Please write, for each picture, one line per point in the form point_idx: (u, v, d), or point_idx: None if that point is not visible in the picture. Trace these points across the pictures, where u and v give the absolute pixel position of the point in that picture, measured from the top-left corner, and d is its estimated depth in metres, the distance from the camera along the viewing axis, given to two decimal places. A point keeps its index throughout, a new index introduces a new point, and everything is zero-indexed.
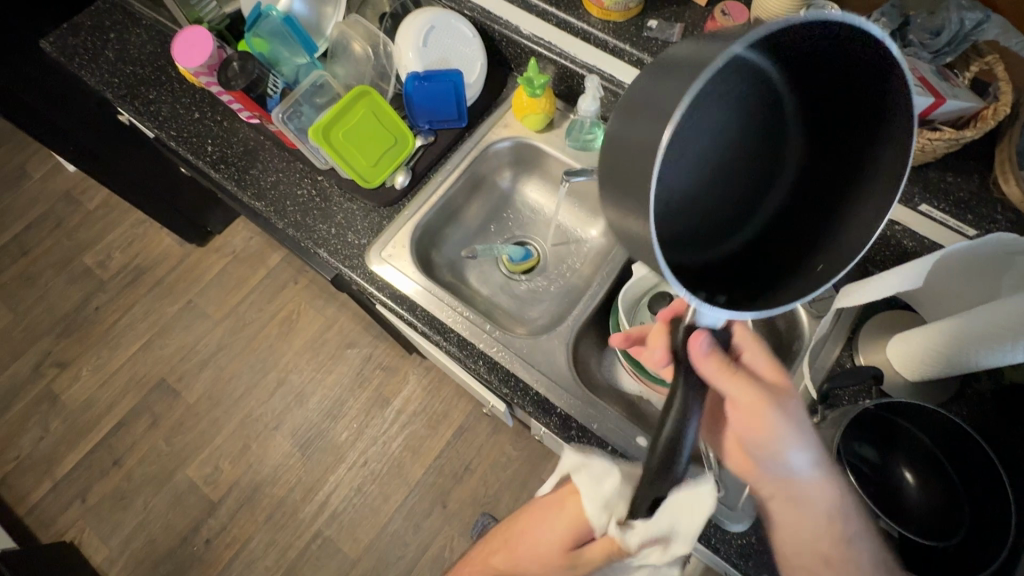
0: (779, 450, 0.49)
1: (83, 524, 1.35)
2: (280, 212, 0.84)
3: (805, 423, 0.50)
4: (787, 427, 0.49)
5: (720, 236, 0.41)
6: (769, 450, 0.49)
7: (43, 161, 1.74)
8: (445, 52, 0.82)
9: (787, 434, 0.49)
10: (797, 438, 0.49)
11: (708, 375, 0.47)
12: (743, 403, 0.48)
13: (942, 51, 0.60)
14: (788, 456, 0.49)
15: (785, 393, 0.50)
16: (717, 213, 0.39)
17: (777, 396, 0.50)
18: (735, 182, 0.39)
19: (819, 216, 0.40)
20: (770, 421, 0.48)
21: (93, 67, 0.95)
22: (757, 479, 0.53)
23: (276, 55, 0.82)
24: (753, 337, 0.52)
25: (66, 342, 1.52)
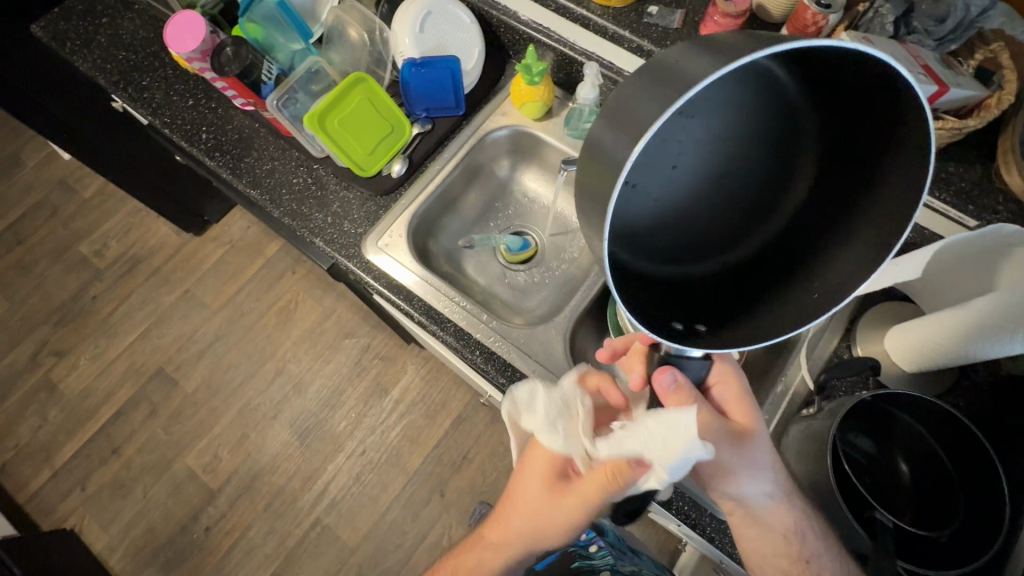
0: (732, 480, 0.53)
1: (83, 512, 1.36)
2: (275, 200, 0.83)
3: (760, 461, 0.53)
4: (739, 464, 0.52)
5: (707, 244, 0.43)
6: (724, 480, 0.53)
7: (38, 148, 1.72)
8: (443, 39, 0.81)
9: (740, 470, 0.52)
10: (752, 473, 0.53)
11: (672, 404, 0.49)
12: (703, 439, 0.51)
13: (946, 39, 0.60)
14: (739, 485, 0.53)
15: (751, 433, 0.53)
16: (706, 220, 0.42)
17: (737, 435, 0.53)
18: (723, 185, 0.41)
19: (825, 223, 0.41)
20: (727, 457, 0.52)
21: (85, 53, 0.94)
22: (713, 500, 0.57)
23: (271, 41, 0.80)
24: (736, 374, 0.55)
25: (63, 331, 1.51)
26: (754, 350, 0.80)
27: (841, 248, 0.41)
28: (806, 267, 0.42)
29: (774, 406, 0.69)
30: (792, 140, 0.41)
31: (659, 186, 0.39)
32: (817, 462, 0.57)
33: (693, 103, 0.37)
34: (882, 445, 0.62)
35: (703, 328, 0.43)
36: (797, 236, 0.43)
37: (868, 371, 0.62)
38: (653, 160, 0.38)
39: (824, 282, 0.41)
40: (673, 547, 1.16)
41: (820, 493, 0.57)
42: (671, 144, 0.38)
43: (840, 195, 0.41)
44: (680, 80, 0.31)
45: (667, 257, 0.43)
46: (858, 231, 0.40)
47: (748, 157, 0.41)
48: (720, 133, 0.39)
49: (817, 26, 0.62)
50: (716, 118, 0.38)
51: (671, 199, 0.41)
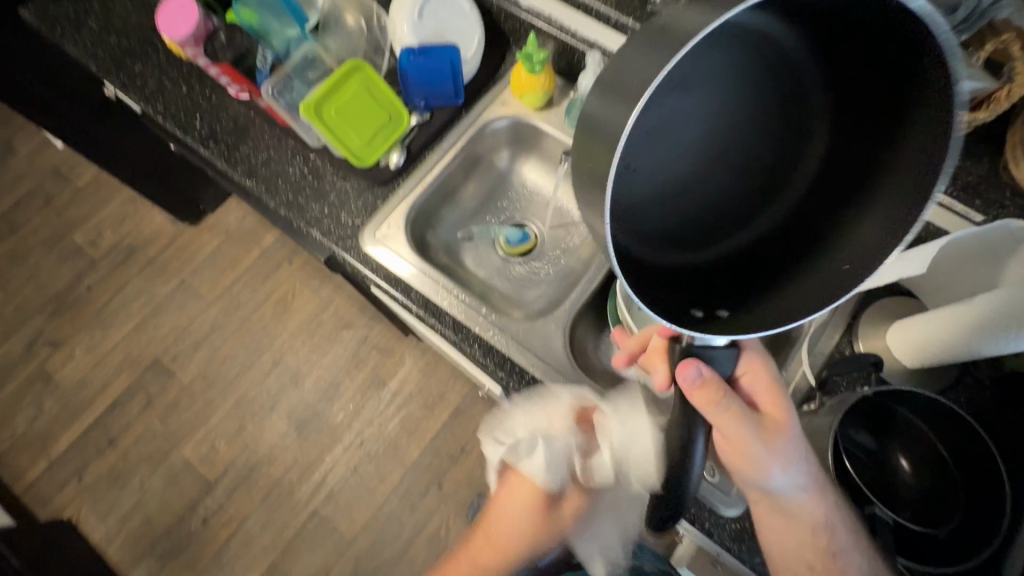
0: (765, 469, 0.52)
1: (80, 503, 1.36)
2: (272, 190, 0.82)
3: (792, 452, 0.53)
4: (772, 459, 0.52)
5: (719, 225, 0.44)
6: (755, 470, 0.53)
7: (30, 136, 1.69)
8: (441, 25, 0.79)
9: (772, 457, 0.52)
10: (783, 459, 0.52)
11: (701, 406, 0.48)
12: (731, 433, 0.51)
13: (958, 29, 0.58)
14: (772, 480, 0.52)
15: (782, 424, 0.53)
16: (713, 197, 0.43)
17: (768, 424, 0.52)
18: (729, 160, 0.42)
19: (843, 195, 0.42)
20: (757, 447, 0.51)
21: (76, 38, 0.92)
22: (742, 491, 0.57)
23: (265, 27, 0.79)
24: (765, 364, 0.53)
25: (58, 322, 1.50)
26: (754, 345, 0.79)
27: (866, 211, 0.41)
28: (830, 239, 0.42)
29: None
30: (795, 112, 0.41)
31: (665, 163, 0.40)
32: (818, 459, 0.57)
33: (695, 73, 0.37)
34: (881, 441, 0.60)
35: (726, 314, 0.44)
36: (813, 209, 0.43)
37: (871, 367, 0.62)
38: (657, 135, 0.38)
39: (845, 250, 0.42)
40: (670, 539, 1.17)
41: (821, 490, 0.57)
42: (677, 116, 0.38)
43: (856, 158, 0.41)
44: (675, 42, 0.32)
45: (685, 242, 0.43)
46: (880, 194, 0.40)
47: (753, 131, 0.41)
48: (726, 104, 0.39)
49: None
50: (721, 88, 0.39)
51: (685, 174, 0.41)
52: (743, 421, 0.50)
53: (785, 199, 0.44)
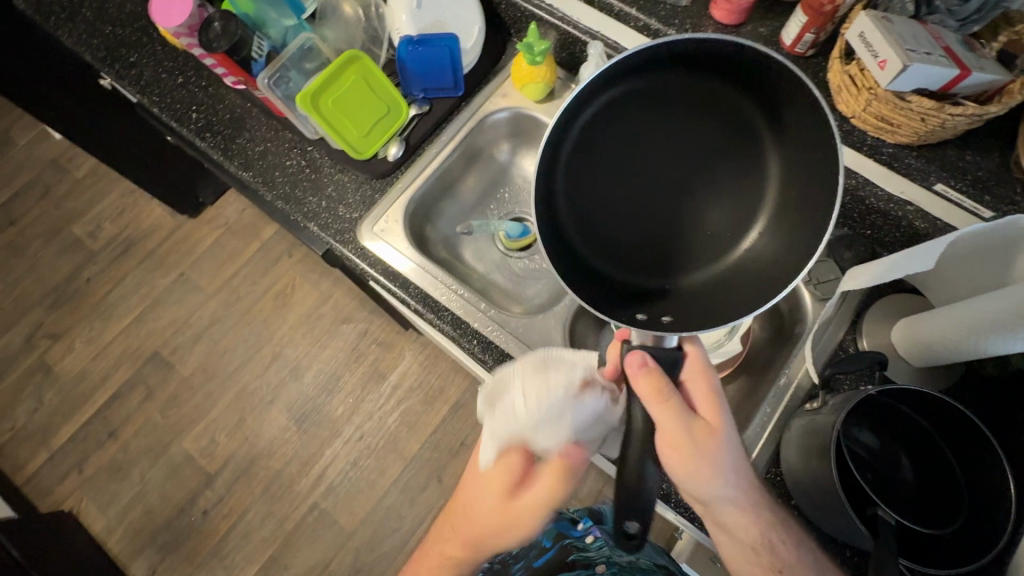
0: (709, 480, 0.51)
1: (80, 494, 1.36)
2: (268, 183, 0.81)
3: (733, 462, 0.52)
4: (713, 465, 0.51)
5: (664, 246, 0.59)
6: (694, 481, 0.52)
7: (28, 127, 1.68)
8: (441, 15, 0.78)
9: (710, 468, 0.51)
10: (721, 471, 0.52)
11: (642, 395, 0.52)
12: (672, 432, 0.51)
13: (969, 20, 0.56)
14: (715, 489, 0.52)
15: (723, 431, 0.53)
16: (662, 215, 0.59)
17: (706, 431, 0.52)
18: (677, 186, 0.58)
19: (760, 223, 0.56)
20: (694, 452, 0.51)
21: (70, 27, 0.91)
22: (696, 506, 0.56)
23: (262, 17, 0.77)
24: (707, 373, 0.55)
25: (58, 314, 1.50)
26: (756, 342, 0.78)
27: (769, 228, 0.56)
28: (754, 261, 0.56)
29: (776, 400, 0.68)
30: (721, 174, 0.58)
31: (621, 191, 0.59)
32: (819, 458, 0.56)
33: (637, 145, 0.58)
34: (885, 440, 0.62)
35: (667, 318, 0.56)
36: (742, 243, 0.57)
37: (875, 365, 0.60)
38: (613, 166, 0.59)
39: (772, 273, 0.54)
40: (669, 534, 1.17)
41: (822, 491, 0.56)
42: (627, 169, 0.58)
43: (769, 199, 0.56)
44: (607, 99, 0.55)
45: (640, 265, 0.58)
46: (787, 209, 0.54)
47: (698, 167, 0.58)
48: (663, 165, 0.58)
49: (834, 5, 0.57)
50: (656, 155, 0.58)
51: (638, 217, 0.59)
52: (679, 416, 0.51)
53: (721, 243, 0.58)
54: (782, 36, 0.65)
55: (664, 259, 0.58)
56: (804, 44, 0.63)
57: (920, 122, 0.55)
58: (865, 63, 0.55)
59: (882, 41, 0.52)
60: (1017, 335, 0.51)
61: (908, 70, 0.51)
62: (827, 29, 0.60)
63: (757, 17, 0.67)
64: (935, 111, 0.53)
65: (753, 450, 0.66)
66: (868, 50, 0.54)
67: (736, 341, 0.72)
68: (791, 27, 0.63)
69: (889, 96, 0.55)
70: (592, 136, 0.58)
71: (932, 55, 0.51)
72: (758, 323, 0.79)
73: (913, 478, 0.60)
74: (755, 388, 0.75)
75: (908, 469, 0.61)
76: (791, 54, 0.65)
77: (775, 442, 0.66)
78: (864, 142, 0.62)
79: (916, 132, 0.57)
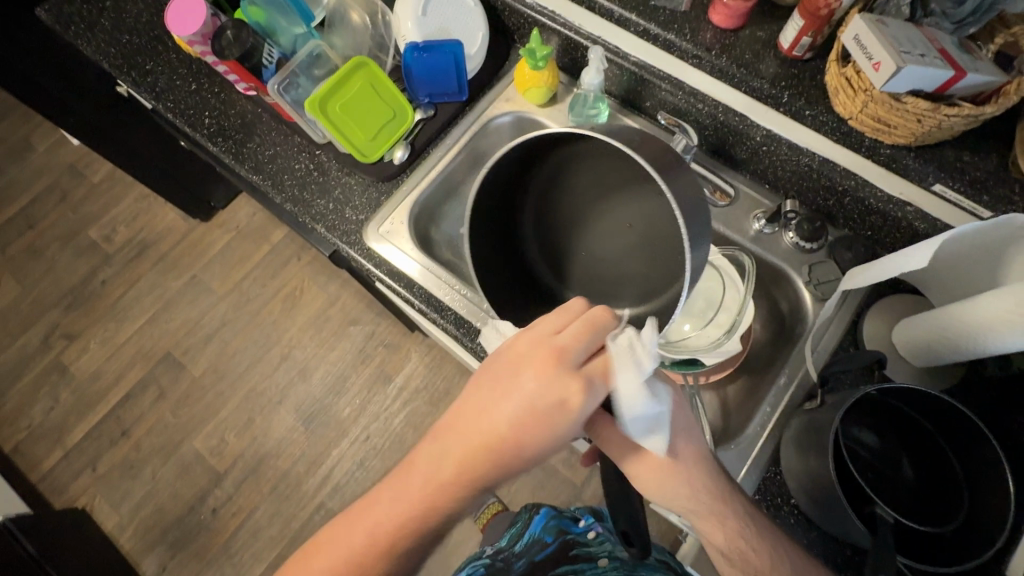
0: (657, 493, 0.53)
1: (93, 491, 1.39)
2: (278, 185, 0.83)
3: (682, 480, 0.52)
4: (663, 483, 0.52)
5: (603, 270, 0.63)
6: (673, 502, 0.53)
7: (48, 133, 1.73)
8: (445, 22, 0.79)
9: (680, 484, 0.52)
10: (690, 487, 0.52)
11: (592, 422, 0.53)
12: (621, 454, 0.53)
13: (965, 22, 0.57)
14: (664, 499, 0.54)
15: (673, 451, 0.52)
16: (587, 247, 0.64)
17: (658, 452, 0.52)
18: (604, 218, 0.63)
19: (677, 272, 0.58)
20: (659, 475, 0.52)
21: (89, 36, 0.94)
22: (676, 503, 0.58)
23: (272, 25, 0.79)
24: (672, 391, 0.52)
25: (73, 315, 1.53)
26: (757, 342, 0.79)
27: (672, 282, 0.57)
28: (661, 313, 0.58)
29: (776, 399, 0.69)
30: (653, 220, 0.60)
31: (555, 218, 0.65)
32: (818, 456, 0.57)
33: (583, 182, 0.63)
34: (886, 440, 0.62)
35: None
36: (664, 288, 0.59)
37: (873, 364, 0.61)
38: (549, 202, 0.65)
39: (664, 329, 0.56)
40: (674, 537, 1.17)
41: (821, 490, 0.56)
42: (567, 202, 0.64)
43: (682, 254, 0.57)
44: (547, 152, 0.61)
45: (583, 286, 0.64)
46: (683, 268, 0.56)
47: (616, 208, 0.62)
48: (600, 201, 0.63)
49: (830, 9, 0.58)
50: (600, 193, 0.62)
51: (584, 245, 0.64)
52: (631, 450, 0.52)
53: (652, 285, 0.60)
54: (779, 40, 0.66)
55: (586, 286, 0.64)
56: (801, 47, 0.63)
57: (916, 122, 0.55)
58: (860, 65, 0.56)
59: (876, 43, 0.52)
60: (1000, 339, 0.53)
61: (902, 72, 0.51)
62: (824, 32, 0.61)
63: (756, 21, 0.68)
64: (931, 112, 0.53)
65: (753, 448, 0.67)
66: (863, 53, 0.55)
67: (735, 341, 0.70)
68: (788, 30, 0.64)
69: (885, 97, 0.55)
70: (529, 181, 0.64)
71: (926, 56, 0.52)
72: (759, 324, 0.80)
73: (914, 476, 0.60)
74: (756, 388, 0.75)
75: (908, 467, 0.61)
76: (788, 57, 0.66)
77: (776, 441, 0.67)
78: (862, 144, 0.63)
79: (913, 133, 0.58)
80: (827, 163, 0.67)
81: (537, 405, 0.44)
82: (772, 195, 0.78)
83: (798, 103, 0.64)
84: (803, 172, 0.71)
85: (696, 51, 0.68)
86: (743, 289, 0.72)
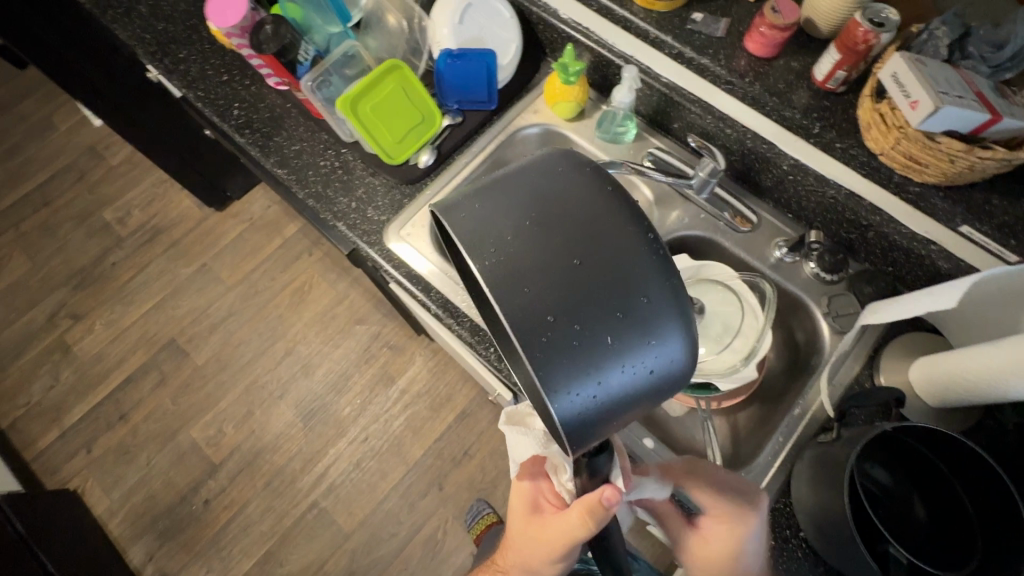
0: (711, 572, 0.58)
1: (86, 474, 1.38)
2: (301, 180, 0.83)
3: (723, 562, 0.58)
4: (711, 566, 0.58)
5: None
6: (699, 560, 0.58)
7: (70, 113, 1.74)
8: (480, 32, 0.80)
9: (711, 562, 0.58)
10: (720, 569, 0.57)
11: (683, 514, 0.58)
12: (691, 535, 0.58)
13: (1002, 67, 0.57)
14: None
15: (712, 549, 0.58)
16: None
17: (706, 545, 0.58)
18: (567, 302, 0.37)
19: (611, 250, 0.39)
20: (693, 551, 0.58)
21: (126, 22, 0.95)
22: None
23: (308, 22, 0.81)
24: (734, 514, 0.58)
25: (81, 295, 1.53)
26: (771, 371, 0.78)
27: None
28: None
29: (789, 429, 0.68)
30: None
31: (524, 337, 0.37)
32: (832, 490, 0.56)
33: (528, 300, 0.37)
34: (899, 479, 0.62)
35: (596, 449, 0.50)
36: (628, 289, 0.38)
37: (891, 401, 0.60)
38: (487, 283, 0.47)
39: None
40: (668, 560, 1.17)
41: (834, 527, 0.55)
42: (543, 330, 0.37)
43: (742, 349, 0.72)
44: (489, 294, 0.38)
45: None
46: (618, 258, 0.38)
47: None
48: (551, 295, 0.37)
49: (868, 45, 0.59)
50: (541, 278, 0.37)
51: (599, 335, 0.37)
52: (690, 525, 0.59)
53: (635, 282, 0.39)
54: (814, 72, 0.66)
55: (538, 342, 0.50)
56: (835, 80, 0.64)
57: (948, 163, 0.56)
58: (896, 103, 0.56)
59: (915, 83, 0.53)
60: (1016, 389, 0.54)
61: (940, 112, 0.52)
62: (859, 67, 0.61)
63: (791, 51, 0.68)
64: (965, 153, 0.53)
65: (763, 478, 0.66)
66: (900, 90, 0.55)
67: (752, 369, 0.69)
68: (823, 63, 0.64)
69: (919, 136, 0.55)
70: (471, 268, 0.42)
71: (963, 98, 0.52)
72: (773, 352, 0.80)
73: (925, 516, 0.60)
74: (768, 417, 0.75)
75: (919, 507, 0.61)
76: (821, 89, 0.66)
77: (787, 470, 0.66)
78: (891, 180, 0.63)
79: (944, 173, 0.58)
80: (854, 197, 0.67)
81: (526, 531, 0.59)
82: (795, 225, 0.78)
83: (830, 135, 0.65)
84: (828, 204, 0.71)
85: (729, 77, 0.69)
86: (699, 303, 0.73)
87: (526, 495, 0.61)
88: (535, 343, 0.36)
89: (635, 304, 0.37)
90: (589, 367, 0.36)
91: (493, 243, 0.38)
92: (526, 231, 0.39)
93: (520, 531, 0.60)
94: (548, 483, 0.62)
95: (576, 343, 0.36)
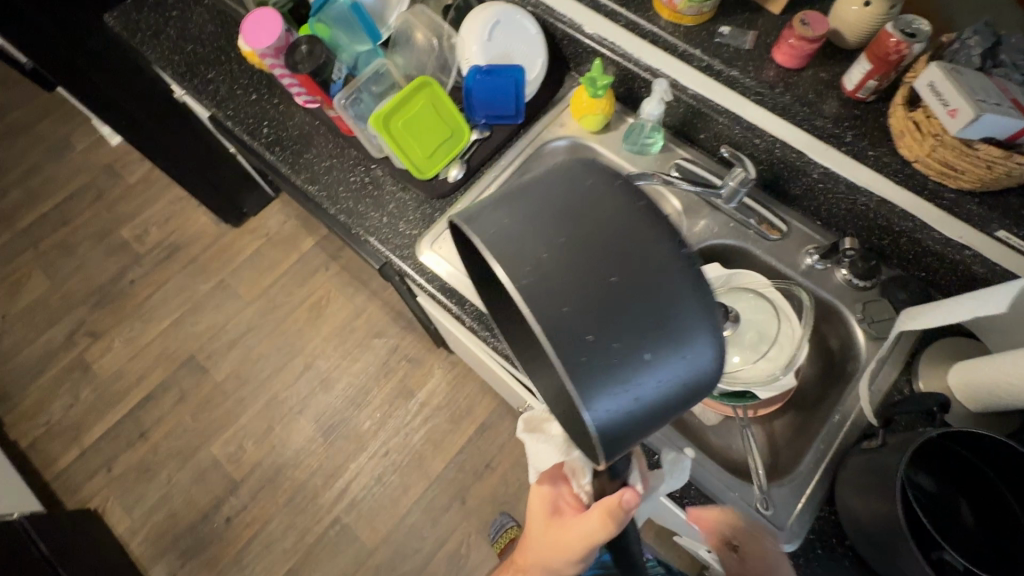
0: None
1: (107, 493, 1.37)
2: (332, 197, 0.84)
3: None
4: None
5: None
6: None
7: (88, 133, 1.76)
8: (508, 48, 0.82)
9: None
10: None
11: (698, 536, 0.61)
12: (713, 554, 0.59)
13: None
14: None
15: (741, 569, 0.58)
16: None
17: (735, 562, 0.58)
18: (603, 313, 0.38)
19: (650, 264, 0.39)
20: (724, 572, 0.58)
21: (155, 44, 0.97)
22: None
23: (336, 41, 0.83)
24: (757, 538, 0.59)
25: (100, 313, 1.54)
26: (805, 379, 0.79)
27: None
28: None
29: (830, 436, 0.68)
30: None
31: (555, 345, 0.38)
32: (881, 497, 0.56)
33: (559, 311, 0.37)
34: (943, 484, 0.61)
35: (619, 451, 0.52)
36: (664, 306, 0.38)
37: (936, 407, 0.60)
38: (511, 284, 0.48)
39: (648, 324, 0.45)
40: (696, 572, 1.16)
41: (885, 535, 0.55)
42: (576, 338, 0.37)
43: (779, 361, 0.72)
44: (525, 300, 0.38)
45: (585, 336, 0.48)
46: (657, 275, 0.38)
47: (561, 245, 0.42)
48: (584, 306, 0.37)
49: (899, 55, 0.60)
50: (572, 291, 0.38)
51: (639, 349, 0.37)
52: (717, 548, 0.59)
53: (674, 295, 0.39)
54: (843, 82, 0.67)
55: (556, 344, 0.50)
56: (865, 90, 0.65)
57: (985, 169, 0.56)
58: (933, 111, 0.57)
59: (952, 90, 0.54)
60: None
61: (979, 120, 0.52)
62: (890, 77, 0.62)
63: (818, 62, 0.70)
64: (1002, 159, 0.54)
65: (806, 487, 0.66)
66: (938, 99, 0.56)
67: (790, 377, 0.69)
68: (853, 73, 0.65)
69: (957, 143, 0.56)
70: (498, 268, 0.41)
71: (1001, 106, 0.53)
72: (806, 360, 0.80)
73: (973, 522, 0.60)
74: (804, 425, 0.75)
75: (967, 514, 0.60)
76: (851, 98, 0.67)
77: (829, 479, 0.66)
78: (925, 187, 0.63)
79: (980, 179, 0.58)
80: (885, 204, 0.68)
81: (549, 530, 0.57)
82: (824, 232, 0.79)
83: (862, 143, 0.65)
84: (858, 211, 0.72)
85: (758, 88, 0.70)
86: (735, 311, 0.73)
87: (548, 498, 0.60)
88: (570, 354, 0.37)
89: (669, 316, 0.38)
90: (622, 377, 0.37)
91: (526, 254, 0.39)
92: (561, 247, 0.39)
93: (542, 532, 0.58)
94: (568, 486, 0.60)
95: (613, 358, 0.37)
